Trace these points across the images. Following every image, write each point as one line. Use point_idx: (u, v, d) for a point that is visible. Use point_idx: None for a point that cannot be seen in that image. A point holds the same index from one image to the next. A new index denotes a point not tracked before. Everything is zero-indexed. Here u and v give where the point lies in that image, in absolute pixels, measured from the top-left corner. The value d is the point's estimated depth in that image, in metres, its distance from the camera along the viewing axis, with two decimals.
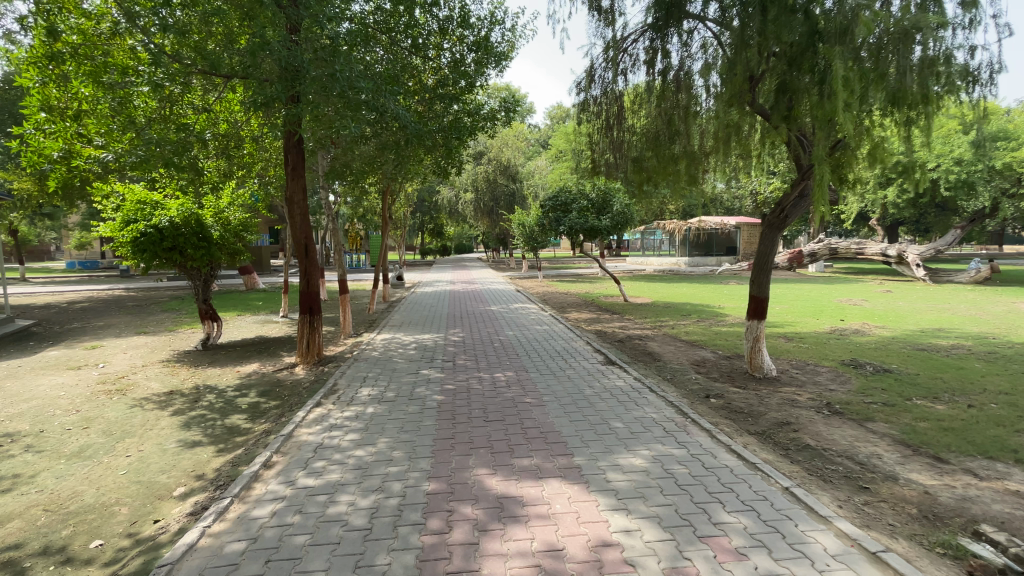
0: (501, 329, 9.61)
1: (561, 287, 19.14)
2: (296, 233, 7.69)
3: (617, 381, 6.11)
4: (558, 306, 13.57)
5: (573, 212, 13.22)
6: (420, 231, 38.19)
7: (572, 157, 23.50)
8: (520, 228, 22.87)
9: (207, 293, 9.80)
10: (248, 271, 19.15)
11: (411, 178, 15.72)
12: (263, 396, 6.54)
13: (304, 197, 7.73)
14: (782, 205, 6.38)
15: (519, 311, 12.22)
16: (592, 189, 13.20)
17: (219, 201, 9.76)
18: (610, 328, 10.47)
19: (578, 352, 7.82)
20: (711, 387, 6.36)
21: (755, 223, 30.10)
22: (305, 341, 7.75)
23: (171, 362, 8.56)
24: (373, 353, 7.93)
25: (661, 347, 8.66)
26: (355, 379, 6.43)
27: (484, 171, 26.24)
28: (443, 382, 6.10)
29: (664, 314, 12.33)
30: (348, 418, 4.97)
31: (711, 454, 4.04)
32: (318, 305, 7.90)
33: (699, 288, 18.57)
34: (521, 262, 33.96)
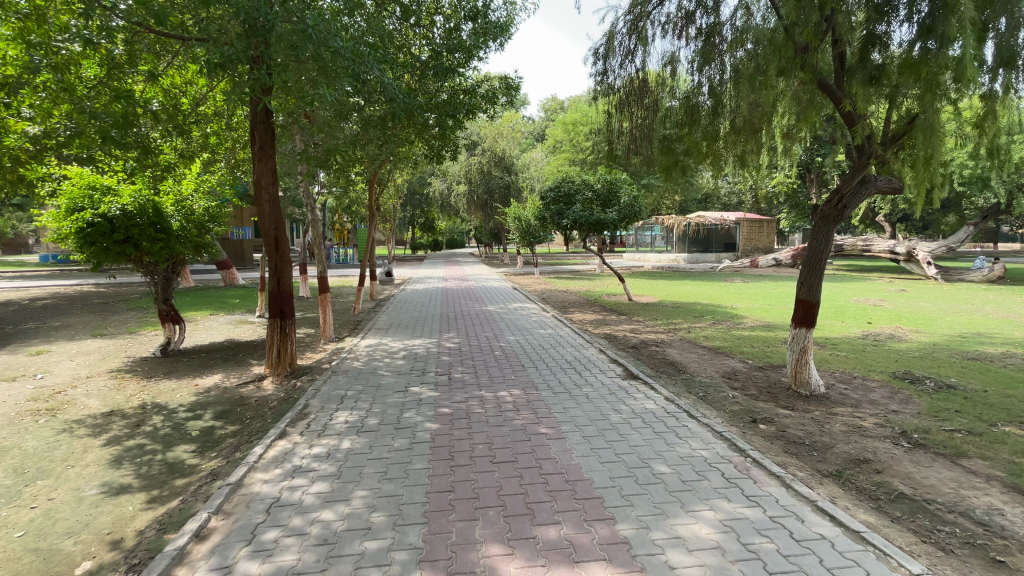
0: (501, 333, 8.57)
1: (560, 284, 18.11)
2: (264, 222, 6.57)
3: (645, 403, 5.09)
4: (560, 306, 12.53)
5: (576, 204, 12.15)
6: (411, 225, 36.95)
7: (570, 148, 22.44)
8: (515, 223, 21.78)
9: (167, 292, 8.62)
10: (225, 266, 17.93)
11: (400, 166, 14.54)
12: (220, 419, 5.43)
13: (273, 180, 6.60)
14: (840, 193, 5.41)
15: (519, 312, 11.16)
16: (597, 180, 12.15)
17: (181, 187, 8.57)
18: (621, 332, 9.43)
19: (592, 362, 6.80)
20: (755, 408, 5.35)
21: (755, 219, 29.27)
22: (275, 349, 6.67)
23: (121, 373, 7.40)
24: (354, 363, 6.83)
25: (683, 356, 7.65)
26: (331, 398, 5.35)
27: (478, 162, 25.10)
28: (437, 403, 5.04)
29: (676, 315, 11.36)
30: (317, 458, 3.90)
31: (799, 519, 3.04)
32: (290, 307, 6.81)
33: (705, 286, 17.64)
34: (516, 258, 32.91)
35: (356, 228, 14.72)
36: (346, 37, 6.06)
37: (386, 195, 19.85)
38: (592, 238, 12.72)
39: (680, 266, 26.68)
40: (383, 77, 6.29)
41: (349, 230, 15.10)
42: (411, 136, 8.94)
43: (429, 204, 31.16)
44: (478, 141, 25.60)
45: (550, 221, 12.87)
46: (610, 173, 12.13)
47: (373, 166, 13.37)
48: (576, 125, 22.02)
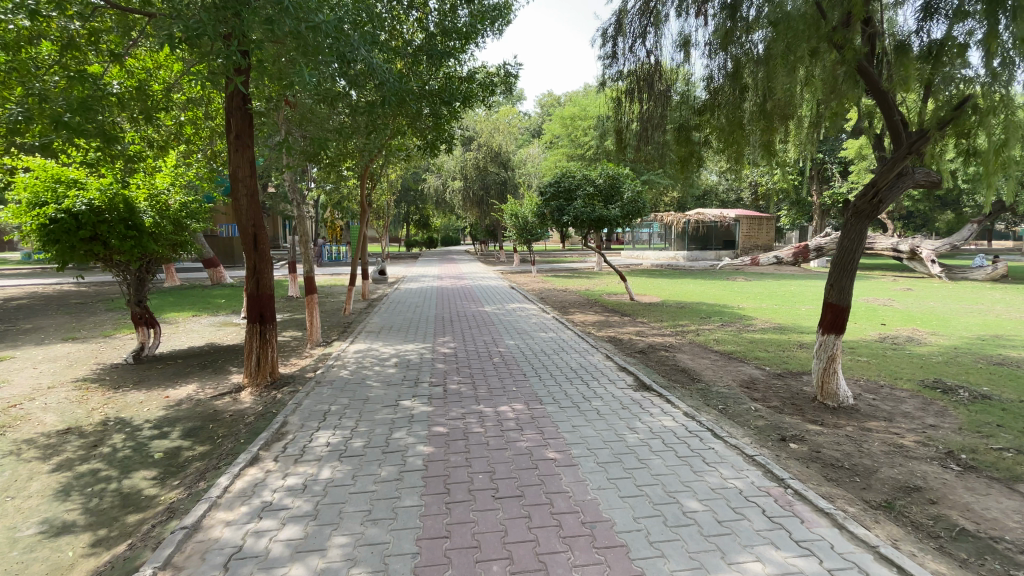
0: (499, 337, 8.04)
1: (558, 283, 17.61)
2: (241, 218, 6.00)
3: (662, 418, 4.58)
4: (559, 307, 12.01)
5: (577, 200, 11.61)
6: (405, 222, 36.31)
7: (568, 143, 21.90)
8: (512, 219, 21.24)
9: (141, 294, 8.02)
10: (211, 264, 17.27)
11: (393, 159, 13.95)
12: (188, 438, 4.87)
13: (252, 172, 6.02)
14: (877, 187, 4.93)
15: (517, 314, 10.63)
16: (598, 175, 11.62)
17: (155, 180, 7.96)
18: (626, 335, 8.91)
19: (597, 370, 6.28)
20: (783, 424, 4.85)
21: (755, 216, 28.85)
22: (254, 357, 6.12)
23: (87, 382, 6.80)
24: (340, 371, 6.27)
25: (695, 362, 7.14)
26: (312, 414, 4.80)
27: (473, 158, 24.52)
28: (431, 420, 4.50)
29: (681, 316, 10.87)
30: (291, 492, 3.37)
31: (863, 573, 2.54)
32: (271, 310, 6.25)
33: (707, 285, 17.19)
34: (512, 256, 32.36)
35: (347, 225, 14.12)
36: (329, 12, 5.46)
37: (379, 191, 19.24)
38: (594, 235, 12.20)
39: (679, 264, 26.24)
40: (371, 59, 5.71)
41: (340, 227, 14.49)
42: (404, 126, 8.36)
43: (424, 201, 30.55)
44: (474, 136, 25.01)
45: (550, 218, 12.32)
46: (613, 167, 11.59)
47: (364, 159, 12.76)
48: (575, 120, 21.47)
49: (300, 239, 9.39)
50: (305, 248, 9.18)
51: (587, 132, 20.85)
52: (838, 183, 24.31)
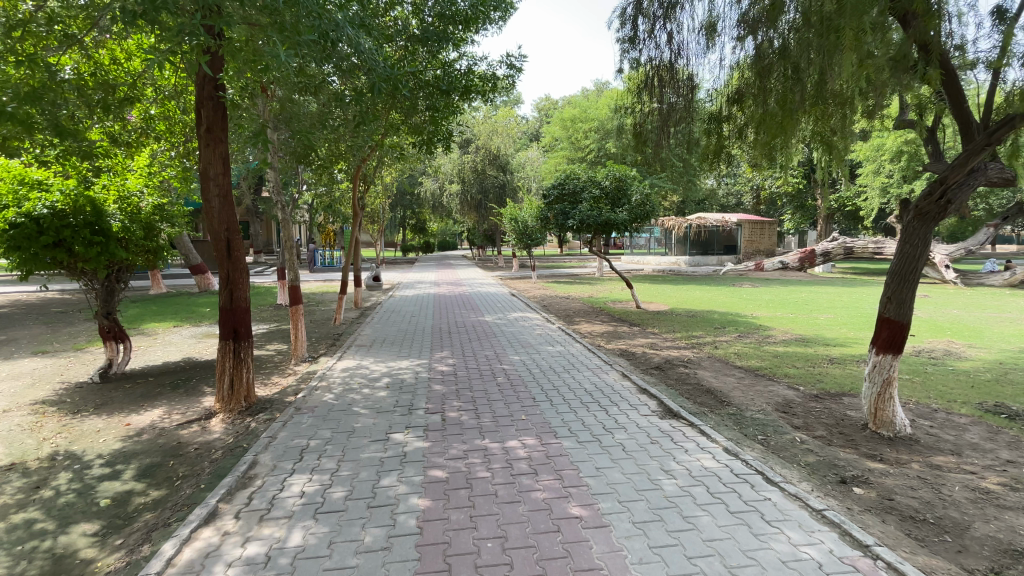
0: (501, 352, 7.32)
1: (560, 289, 16.93)
2: (213, 222, 5.29)
3: (698, 456, 3.91)
4: (564, 316, 11.29)
5: (582, 203, 10.94)
6: (401, 226, 35.59)
7: (568, 145, 21.23)
8: (511, 223, 20.55)
9: (110, 305, 7.24)
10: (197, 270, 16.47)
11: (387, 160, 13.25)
12: (141, 480, 4.11)
13: (224, 170, 5.31)
14: (945, 188, 4.40)
15: (518, 324, 9.89)
16: (604, 176, 10.93)
17: (126, 181, 7.16)
18: (640, 349, 8.20)
19: (613, 390, 5.56)
20: (840, 463, 4.17)
21: (758, 220, 28.31)
22: (227, 380, 5.40)
23: (44, 405, 6.02)
24: (325, 395, 5.53)
25: (720, 382, 6.44)
26: (288, 452, 4.07)
27: (471, 161, 23.89)
28: (427, 461, 3.79)
29: (695, 326, 10.20)
30: (251, 568, 2.65)
31: None
32: (246, 326, 5.54)
33: (715, 291, 16.55)
34: (510, 261, 31.66)
35: (336, 230, 13.29)
36: None
37: (373, 193, 18.52)
38: (600, 240, 11.49)
39: (683, 269, 25.61)
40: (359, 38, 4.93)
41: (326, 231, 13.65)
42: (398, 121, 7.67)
43: (421, 205, 29.87)
44: (471, 139, 24.36)
45: (554, 221, 11.59)
46: (621, 168, 10.89)
47: (355, 159, 12.03)
48: (575, 121, 20.78)
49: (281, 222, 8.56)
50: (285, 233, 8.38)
51: (587, 134, 20.20)
52: (843, 187, 23.76)
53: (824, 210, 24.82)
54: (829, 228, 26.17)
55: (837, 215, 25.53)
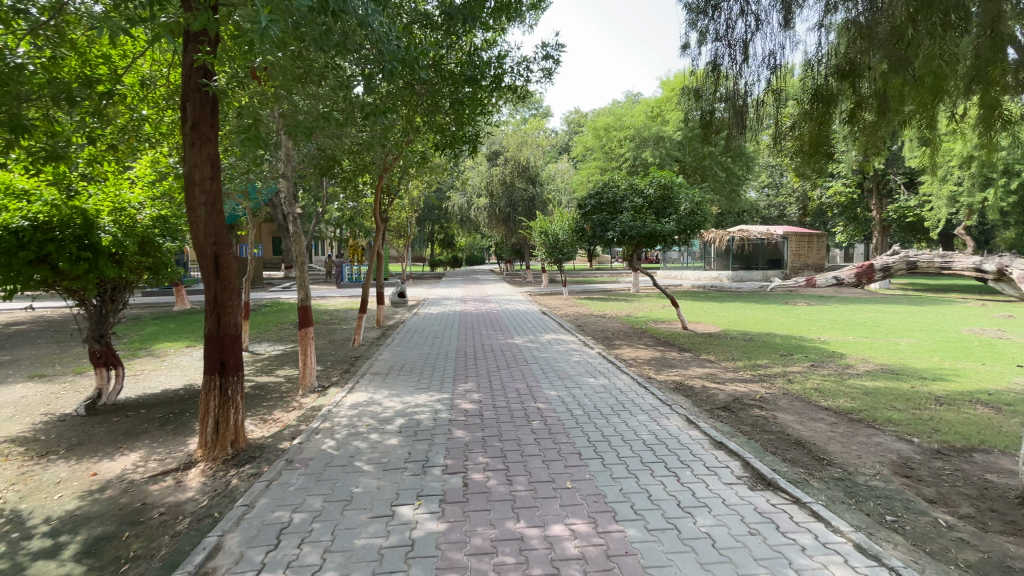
0: (535, 384, 6.23)
1: (595, 307, 15.78)
2: (197, 235, 4.48)
3: (826, 560, 2.75)
4: (603, 338, 10.14)
5: (622, 213, 9.86)
6: (429, 241, 35.08)
7: (601, 155, 20.11)
8: (541, 237, 19.56)
9: (104, 329, 6.63)
10: None
11: (412, 170, 12.51)
12: (83, 561, 3.23)
13: (213, 173, 4.52)
14: None
15: (552, 348, 8.77)
16: (647, 183, 9.84)
17: (121, 192, 6.53)
18: (699, 383, 6.97)
19: (679, 442, 4.40)
20: (1020, 568, 2.90)
21: (805, 233, 26.46)
22: (210, 423, 4.53)
23: (12, 445, 5.33)
24: (325, 440, 4.58)
25: (808, 430, 5.18)
26: (262, 532, 3.12)
27: (499, 173, 23.13)
28: (442, 558, 2.76)
29: (756, 352, 8.90)
30: None
31: None
32: (236, 357, 4.67)
33: (767, 310, 15.07)
34: (540, 276, 30.60)
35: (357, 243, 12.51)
36: None
37: (398, 207, 17.88)
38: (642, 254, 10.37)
39: (724, 285, 24.00)
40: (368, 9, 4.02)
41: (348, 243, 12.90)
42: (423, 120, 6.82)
43: (448, 220, 29.26)
44: (500, 151, 23.64)
45: (591, 234, 10.50)
46: (667, 175, 9.76)
47: (377, 168, 11.33)
48: (609, 130, 19.70)
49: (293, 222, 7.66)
50: (297, 242, 7.52)
51: (622, 143, 19.09)
52: (903, 196, 21.85)
53: (880, 221, 22.90)
54: (886, 240, 24.15)
55: (894, 226, 23.52)
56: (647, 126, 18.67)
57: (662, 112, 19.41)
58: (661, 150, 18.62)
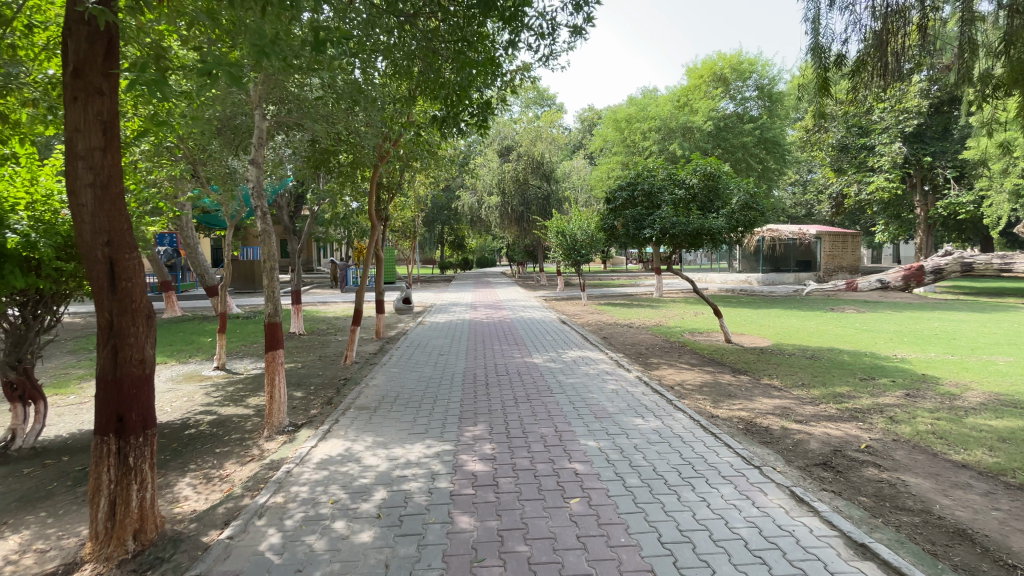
0: (565, 427, 4.70)
1: (620, 314, 14.20)
2: (84, 233, 3.08)
3: None
4: (637, 354, 8.58)
5: (661, 208, 8.32)
6: (438, 243, 33.66)
7: (621, 149, 18.40)
8: (557, 237, 18.01)
9: (21, 353, 5.20)
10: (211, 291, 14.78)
11: (415, 163, 11.08)
12: None
13: (107, 144, 3.14)
14: None
15: (578, 367, 7.19)
16: (688, 173, 8.33)
17: (40, 179, 5.13)
18: (778, 424, 5.37)
19: (799, 546, 2.89)
20: None
21: (840, 233, 24.56)
22: (105, 507, 3.14)
23: None
24: (266, 534, 3.09)
25: (964, 509, 3.61)
26: None
27: (512, 169, 21.67)
28: None
29: (830, 376, 7.29)
30: None
31: None
32: (145, 410, 3.26)
33: (815, 318, 13.38)
34: (554, 279, 29.02)
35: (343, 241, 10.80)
36: None
37: (403, 206, 16.52)
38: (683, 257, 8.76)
39: (755, 288, 22.27)
40: None
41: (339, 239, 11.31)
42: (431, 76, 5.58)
43: (458, 220, 27.87)
44: (512, 146, 22.19)
45: (622, 233, 8.95)
46: (716, 162, 8.24)
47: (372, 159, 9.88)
48: (632, 121, 18.02)
49: (264, 212, 5.91)
50: (267, 240, 5.81)
51: (646, 136, 17.47)
52: (954, 190, 20.00)
53: (925, 220, 21.92)
54: (930, 240, 22.26)
55: (939, 224, 22.46)
56: (674, 116, 17.05)
57: (689, 102, 17.83)
58: (688, 142, 17.07)
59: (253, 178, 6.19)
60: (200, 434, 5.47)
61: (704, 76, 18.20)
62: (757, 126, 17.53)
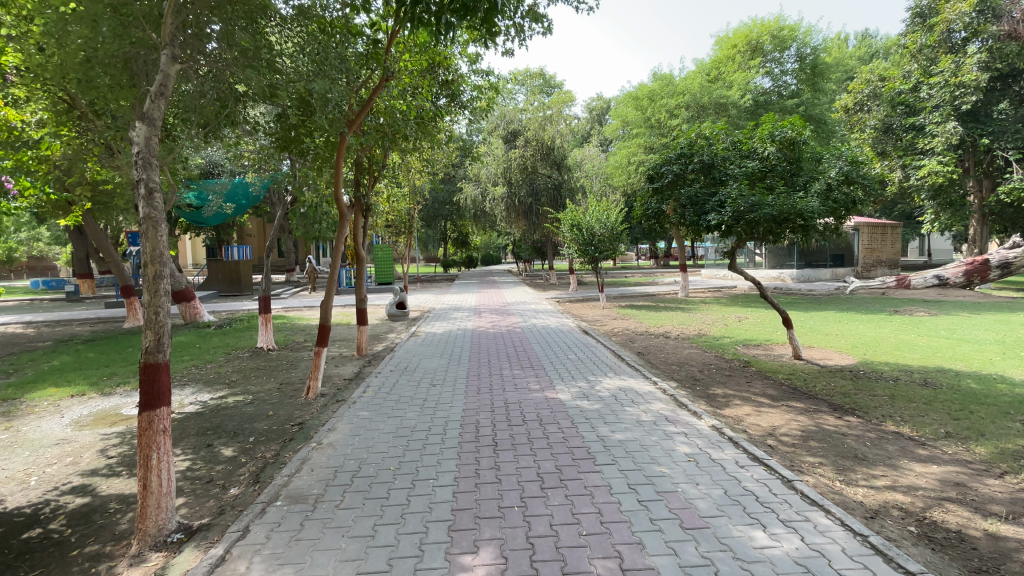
0: (639, 563, 2.59)
1: (649, 320, 12.10)
2: None
3: None
4: (692, 381, 6.48)
5: (726, 185, 6.18)
6: (440, 240, 31.61)
7: (644, 129, 15.81)
8: (571, 231, 15.84)
9: None
10: (185, 296, 13.63)
11: (403, 145, 8.99)
12: None
13: None
14: None
15: (622, 409, 5.03)
16: (763, 140, 6.18)
17: None
18: (976, 528, 3.29)
19: None
20: None
21: (880, 224, 22.30)
22: None
23: None
24: None
25: None
26: None
27: (519, 156, 19.42)
28: None
29: (981, 420, 5.17)
30: None
31: None
32: None
33: (885, 323, 11.22)
34: (564, 278, 26.89)
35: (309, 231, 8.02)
36: None
37: (395, 196, 14.46)
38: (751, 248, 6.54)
39: (789, 286, 20.06)
40: None
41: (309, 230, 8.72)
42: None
43: (461, 215, 25.79)
44: (519, 131, 20.03)
45: (672, 221, 6.77)
46: (803, 121, 6.15)
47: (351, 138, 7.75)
48: (655, 98, 15.65)
49: (151, 189, 3.79)
50: (150, 231, 3.68)
51: (674, 113, 15.03)
52: (1018, 173, 17.69)
53: (980, 208, 20.12)
54: (983, 230, 20.11)
55: (993, 212, 20.24)
56: (705, 91, 14.86)
57: (721, 75, 15.54)
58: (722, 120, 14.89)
59: (140, 137, 4.01)
60: (42, 543, 3.45)
61: (738, 45, 15.90)
62: (800, 102, 15.34)
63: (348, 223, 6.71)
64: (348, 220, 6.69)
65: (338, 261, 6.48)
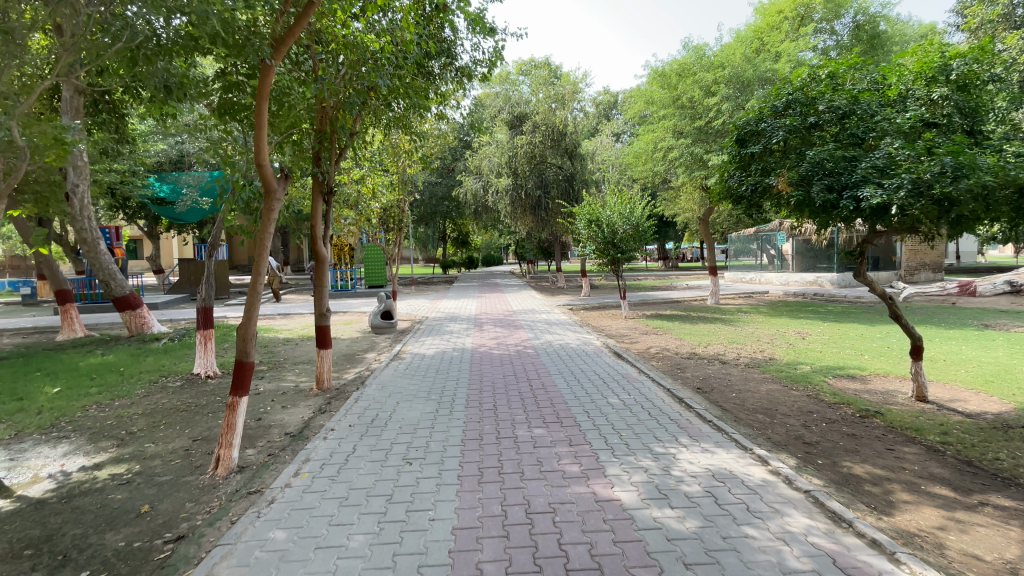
0: None
1: (689, 335, 9.89)
2: None
3: None
4: (805, 450, 4.26)
5: (879, 143, 4.21)
6: (439, 239, 29.41)
7: (675, 110, 13.42)
8: (587, 227, 13.60)
9: None
10: (131, 303, 11.37)
11: (380, 109, 6.76)
12: None
13: None
14: None
15: (742, 536, 2.78)
16: (923, 83, 4.28)
17: None
18: None
19: None
20: None
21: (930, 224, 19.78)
22: None
23: None
24: None
25: None
26: None
27: (526, 144, 17.23)
28: None
29: None
30: None
31: None
32: None
33: (989, 341, 8.97)
34: (572, 280, 24.70)
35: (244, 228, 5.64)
36: None
37: (383, 185, 12.24)
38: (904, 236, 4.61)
39: (829, 291, 17.81)
40: None
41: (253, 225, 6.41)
42: None
43: (461, 211, 23.55)
44: (526, 115, 17.69)
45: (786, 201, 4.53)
46: (982, 54, 4.31)
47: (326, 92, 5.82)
48: (686, 73, 13.41)
49: None
50: None
51: (711, 90, 12.77)
52: None
53: None
54: None
55: None
56: (749, 64, 12.49)
57: (765, 46, 13.13)
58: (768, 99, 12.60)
59: None
60: None
61: (784, 13, 13.61)
62: None
63: (280, 207, 4.39)
64: (278, 199, 4.37)
65: (263, 264, 4.20)
